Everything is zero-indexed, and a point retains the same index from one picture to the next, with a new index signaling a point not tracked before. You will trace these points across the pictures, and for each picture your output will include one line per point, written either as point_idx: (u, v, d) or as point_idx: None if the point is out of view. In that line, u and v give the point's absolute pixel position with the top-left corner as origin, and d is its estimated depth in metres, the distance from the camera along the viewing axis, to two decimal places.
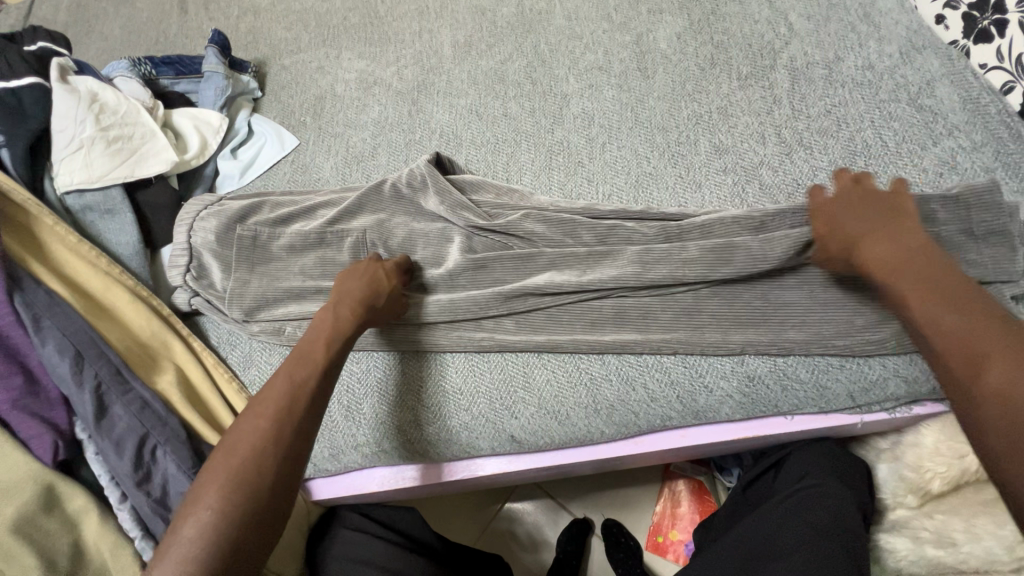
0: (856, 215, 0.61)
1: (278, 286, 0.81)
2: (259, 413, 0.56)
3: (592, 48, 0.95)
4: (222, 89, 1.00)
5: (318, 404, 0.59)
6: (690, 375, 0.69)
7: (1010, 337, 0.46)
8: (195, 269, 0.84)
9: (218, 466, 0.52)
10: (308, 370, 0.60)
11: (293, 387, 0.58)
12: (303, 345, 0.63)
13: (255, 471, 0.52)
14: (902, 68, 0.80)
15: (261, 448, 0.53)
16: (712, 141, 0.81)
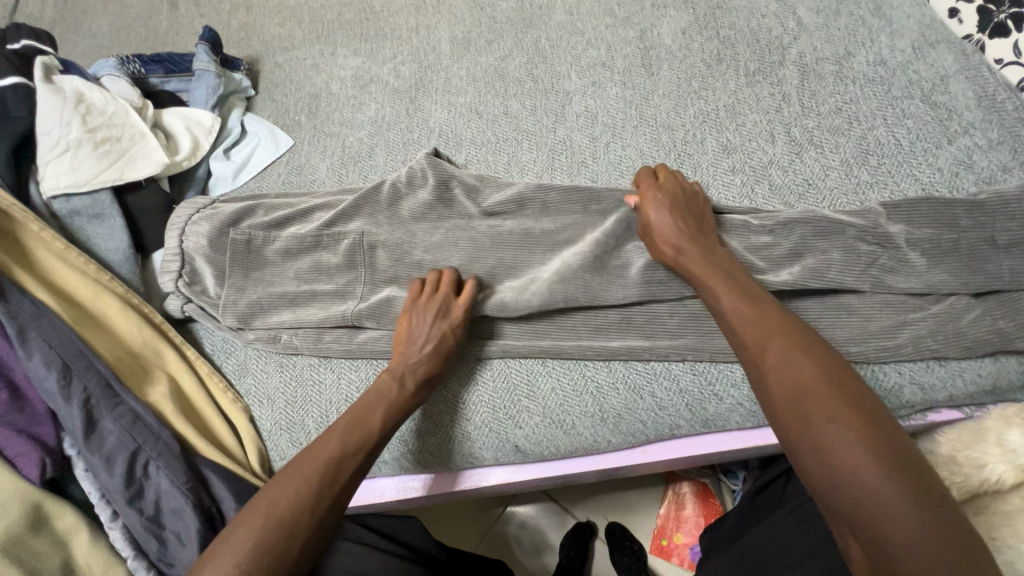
0: (667, 228, 0.66)
1: (273, 292, 0.79)
2: (306, 476, 0.57)
3: (594, 43, 0.93)
4: (213, 87, 0.97)
5: (360, 474, 0.60)
6: (700, 382, 0.67)
7: (833, 392, 0.48)
8: (187, 275, 0.81)
9: (257, 521, 0.53)
10: (359, 438, 0.61)
11: (340, 454, 0.59)
12: (361, 410, 0.64)
13: (288, 535, 0.53)
14: (915, 63, 0.78)
15: (301, 513, 0.55)
16: (719, 140, 0.79)
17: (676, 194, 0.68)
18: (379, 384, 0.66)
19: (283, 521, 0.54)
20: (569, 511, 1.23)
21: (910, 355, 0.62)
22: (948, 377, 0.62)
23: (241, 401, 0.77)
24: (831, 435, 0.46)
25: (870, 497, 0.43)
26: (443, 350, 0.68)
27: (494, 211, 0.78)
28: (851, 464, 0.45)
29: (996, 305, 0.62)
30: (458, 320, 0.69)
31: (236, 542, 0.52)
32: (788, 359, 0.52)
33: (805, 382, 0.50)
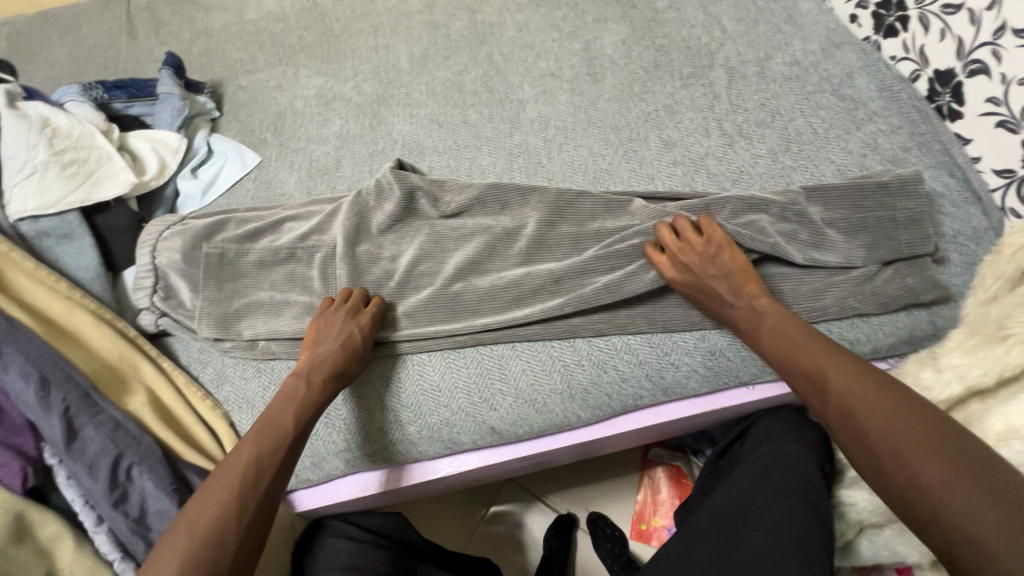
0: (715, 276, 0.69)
1: (250, 300, 0.82)
2: (221, 486, 0.59)
3: (543, 55, 1.00)
4: (178, 110, 1.00)
5: (283, 472, 0.63)
6: (657, 354, 0.73)
7: (852, 383, 0.56)
8: (161, 290, 0.83)
9: (182, 534, 0.55)
10: (276, 435, 0.64)
11: (256, 456, 0.62)
12: (271, 414, 0.66)
13: (219, 538, 0.55)
14: (824, 62, 0.88)
15: (228, 515, 0.57)
16: (660, 136, 0.87)
17: (716, 254, 0.70)
18: (285, 385, 0.69)
19: (209, 525, 0.56)
20: (550, 505, 1.27)
21: (837, 313, 0.70)
22: (871, 332, 0.70)
23: (220, 407, 0.79)
24: (886, 453, 0.51)
25: (932, 495, 0.47)
26: (342, 355, 0.71)
27: (459, 213, 0.83)
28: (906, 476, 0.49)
29: (902, 267, 0.70)
30: (365, 320, 0.73)
31: (165, 557, 0.54)
32: (841, 384, 0.57)
33: (862, 417, 0.54)
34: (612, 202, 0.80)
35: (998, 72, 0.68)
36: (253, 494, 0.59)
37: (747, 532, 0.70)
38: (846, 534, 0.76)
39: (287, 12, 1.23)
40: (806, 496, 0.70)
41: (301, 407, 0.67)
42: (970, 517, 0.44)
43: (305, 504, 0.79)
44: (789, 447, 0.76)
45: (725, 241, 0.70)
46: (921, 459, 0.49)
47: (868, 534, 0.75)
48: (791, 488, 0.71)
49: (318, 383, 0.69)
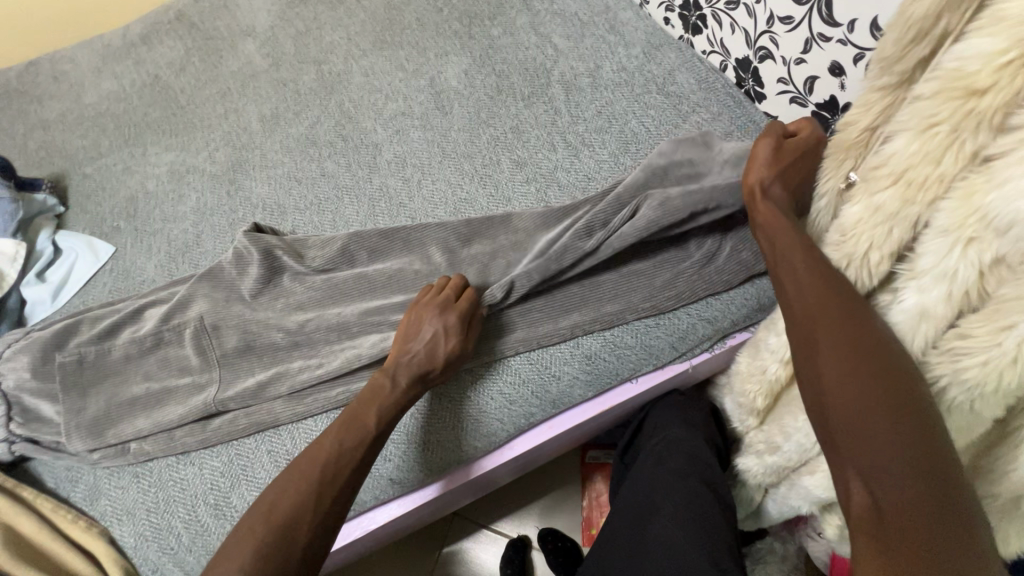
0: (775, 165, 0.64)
1: (120, 400, 0.76)
2: (303, 480, 0.61)
3: (392, 97, 1.02)
4: (11, 214, 0.92)
5: (357, 475, 0.63)
6: (537, 369, 0.74)
7: (823, 285, 0.51)
8: (18, 415, 0.75)
9: (259, 527, 0.57)
10: (360, 436, 0.65)
11: (333, 459, 0.63)
12: (355, 410, 0.66)
13: (285, 541, 0.56)
14: (648, 64, 0.94)
15: (299, 519, 0.58)
16: (511, 158, 0.89)
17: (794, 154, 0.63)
18: (377, 378, 0.69)
19: (285, 519, 0.57)
20: (501, 531, 1.25)
21: (690, 298, 0.74)
22: (724, 308, 0.75)
23: (97, 526, 0.72)
24: (852, 391, 0.46)
25: (875, 441, 0.44)
26: (421, 362, 0.68)
27: (324, 268, 0.82)
28: (868, 426, 0.45)
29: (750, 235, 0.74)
30: (456, 320, 0.69)
31: (237, 545, 0.56)
32: (823, 306, 0.50)
33: (821, 327, 0.49)
34: (475, 230, 0.81)
35: (779, 55, 0.76)
36: (326, 495, 0.61)
37: (649, 520, 0.71)
38: (754, 497, 0.81)
39: (127, 90, 1.18)
40: (699, 475, 0.73)
41: (382, 405, 0.67)
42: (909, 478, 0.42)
43: None
44: (680, 430, 0.80)
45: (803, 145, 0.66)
46: (877, 403, 0.45)
47: (770, 494, 0.79)
48: (683, 469, 0.75)
49: (405, 385, 0.68)
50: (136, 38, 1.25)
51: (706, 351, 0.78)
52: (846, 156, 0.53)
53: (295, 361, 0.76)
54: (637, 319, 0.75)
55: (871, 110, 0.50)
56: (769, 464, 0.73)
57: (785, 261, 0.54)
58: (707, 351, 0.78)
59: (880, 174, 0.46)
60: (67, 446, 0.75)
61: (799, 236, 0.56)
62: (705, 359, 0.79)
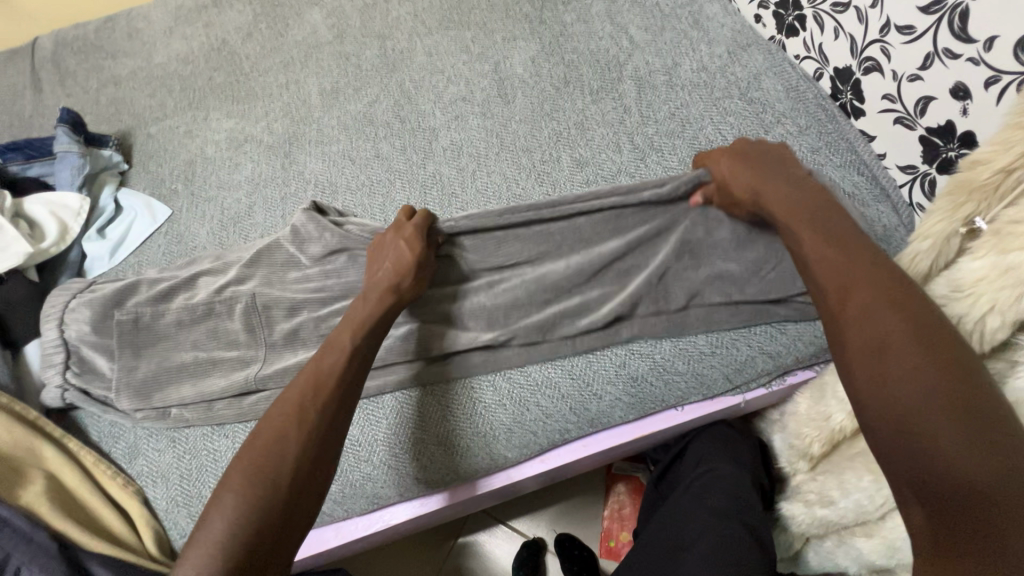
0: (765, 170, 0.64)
1: (169, 365, 0.77)
2: (288, 408, 0.57)
3: (453, 80, 0.98)
4: (79, 167, 0.96)
5: (344, 390, 0.60)
6: (579, 385, 0.70)
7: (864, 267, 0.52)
8: (75, 365, 0.78)
9: (246, 454, 0.55)
10: (337, 354, 0.62)
11: (316, 378, 0.60)
12: (331, 335, 0.64)
13: (275, 462, 0.54)
14: (732, 66, 0.87)
15: (285, 439, 0.56)
16: (572, 156, 0.85)
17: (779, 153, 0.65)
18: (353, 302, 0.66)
19: (270, 439, 0.55)
20: (518, 529, 1.24)
21: (753, 330, 0.69)
22: (789, 343, 0.70)
23: (133, 484, 0.74)
24: (900, 376, 0.45)
25: (924, 428, 0.43)
26: (387, 271, 0.67)
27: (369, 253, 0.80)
28: (916, 411, 0.44)
29: None
30: (413, 234, 0.68)
31: (231, 469, 0.55)
32: (858, 293, 0.51)
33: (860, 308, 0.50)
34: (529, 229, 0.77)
35: (889, 68, 0.67)
36: (313, 406, 0.58)
37: (682, 562, 0.67)
38: (793, 544, 0.75)
39: (195, 52, 1.19)
40: (738, 518, 0.68)
41: (357, 323, 0.64)
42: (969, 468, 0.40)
43: None
44: (724, 465, 0.75)
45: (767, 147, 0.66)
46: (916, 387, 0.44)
47: (814, 545, 0.73)
48: (724, 509, 0.70)
49: (376, 297, 0.65)
50: (207, 1, 1.25)
51: (762, 386, 0.73)
52: (965, 200, 0.48)
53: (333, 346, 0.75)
54: (691, 343, 0.70)
55: (1011, 148, 0.44)
56: (817, 518, 0.67)
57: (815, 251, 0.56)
58: (763, 387, 0.73)
59: (1020, 232, 0.43)
60: (115, 403, 0.76)
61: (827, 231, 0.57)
62: (760, 395, 0.73)
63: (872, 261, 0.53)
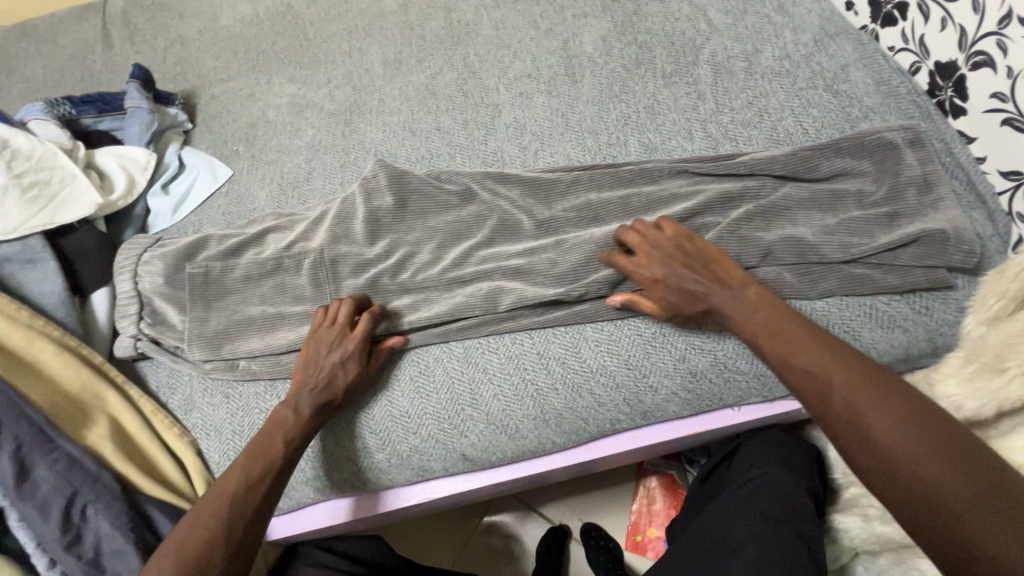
0: (685, 268, 0.64)
1: (240, 319, 0.77)
2: (210, 515, 0.60)
3: (520, 55, 0.96)
4: (147, 124, 0.98)
5: (269, 499, 0.62)
6: (635, 376, 0.69)
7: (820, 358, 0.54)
8: (148, 316, 0.79)
9: (170, 562, 0.57)
10: (248, 466, 0.63)
11: (240, 486, 0.62)
12: (261, 436, 0.65)
13: (198, 572, 0.56)
14: (818, 55, 0.82)
15: (213, 550, 0.58)
16: (641, 140, 0.82)
17: (678, 246, 0.66)
18: (274, 413, 0.67)
19: (195, 548, 0.58)
20: (543, 514, 1.23)
21: (824, 334, 0.66)
22: (863, 351, 0.66)
23: (188, 435, 0.76)
24: (903, 444, 0.47)
25: (937, 491, 0.44)
26: (337, 380, 0.68)
27: (427, 225, 0.79)
28: (925, 478, 0.45)
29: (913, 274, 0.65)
30: (349, 347, 0.68)
31: (155, 569, 0.57)
32: (831, 372, 0.53)
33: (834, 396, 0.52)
34: (596, 210, 0.75)
35: (1004, 65, 0.62)
36: (240, 517, 0.60)
37: (727, 562, 0.66)
38: (841, 557, 0.72)
39: (260, 15, 1.19)
40: (790, 525, 0.66)
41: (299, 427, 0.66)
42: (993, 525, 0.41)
43: (277, 532, 0.77)
44: (776, 471, 0.73)
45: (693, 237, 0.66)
46: (922, 455, 0.46)
47: (864, 560, 0.71)
48: (774, 514, 0.68)
49: (298, 416, 0.66)
50: None
51: None
52: None
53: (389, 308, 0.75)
54: None
55: None
56: (875, 533, 0.66)
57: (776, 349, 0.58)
58: None
59: None
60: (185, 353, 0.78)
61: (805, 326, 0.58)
62: None
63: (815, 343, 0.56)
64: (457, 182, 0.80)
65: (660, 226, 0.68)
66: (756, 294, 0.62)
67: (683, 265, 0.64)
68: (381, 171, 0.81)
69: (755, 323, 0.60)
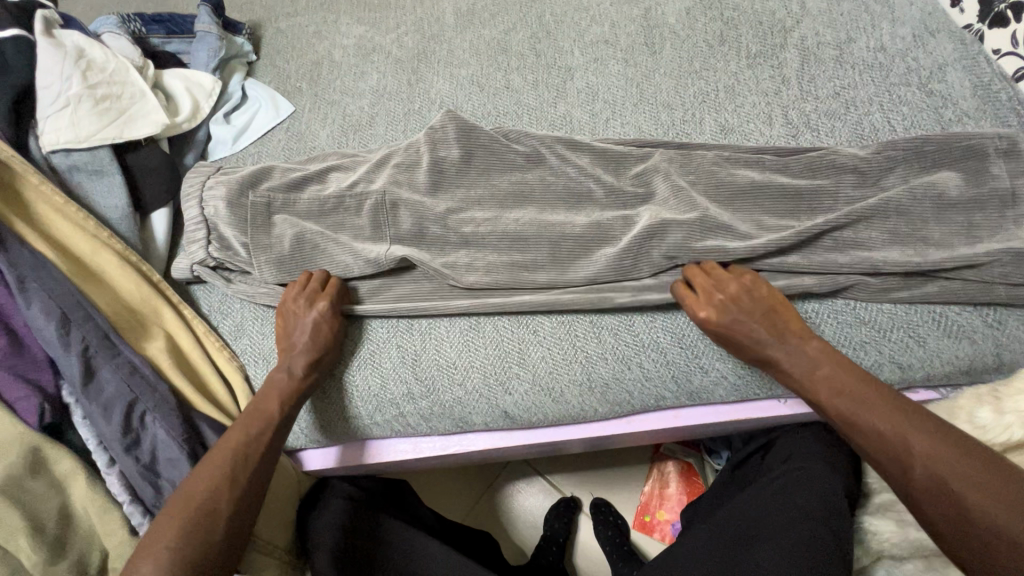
0: (742, 314, 0.63)
1: (311, 253, 0.76)
2: (213, 467, 0.59)
3: (598, 20, 0.93)
4: (215, 51, 0.97)
5: (272, 454, 0.63)
6: (686, 355, 0.69)
7: (845, 378, 0.59)
8: (216, 241, 0.79)
9: (178, 513, 0.56)
10: (254, 424, 0.63)
11: (246, 440, 0.62)
12: (259, 400, 0.66)
13: (211, 519, 0.56)
14: (915, 51, 0.78)
15: (219, 497, 0.57)
16: (717, 120, 0.80)
17: (745, 284, 0.65)
18: (271, 375, 0.68)
19: (204, 496, 0.57)
20: (555, 484, 1.22)
21: (887, 337, 0.65)
22: (924, 357, 0.65)
23: (237, 359, 0.78)
24: (937, 455, 0.53)
25: (963, 497, 0.51)
26: (322, 336, 0.69)
27: (492, 181, 0.78)
28: (956, 487, 0.52)
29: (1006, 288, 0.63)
30: (327, 305, 0.70)
31: (160, 527, 0.55)
32: (854, 393, 0.58)
33: (867, 416, 0.57)
34: (674, 184, 0.72)
35: None
36: (242, 469, 0.60)
37: (756, 551, 0.68)
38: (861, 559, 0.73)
39: None
40: (824, 519, 0.67)
41: (287, 399, 0.66)
42: (1010, 514, 0.49)
43: (312, 463, 0.79)
44: (816, 467, 0.72)
45: (746, 276, 0.66)
46: (948, 459, 0.53)
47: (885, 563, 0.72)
48: (810, 508, 0.68)
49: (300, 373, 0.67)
50: None
51: None
52: None
53: (455, 258, 0.74)
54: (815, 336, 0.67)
55: None
56: (910, 538, 0.68)
57: (807, 374, 0.61)
58: None
59: None
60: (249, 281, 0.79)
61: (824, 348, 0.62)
62: None
63: (842, 364, 0.60)
64: (526, 142, 0.79)
65: (701, 273, 0.67)
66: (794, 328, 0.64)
67: (746, 299, 0.64)
68: (449, 122, 0.79)
69: (783, 355, 0.62)
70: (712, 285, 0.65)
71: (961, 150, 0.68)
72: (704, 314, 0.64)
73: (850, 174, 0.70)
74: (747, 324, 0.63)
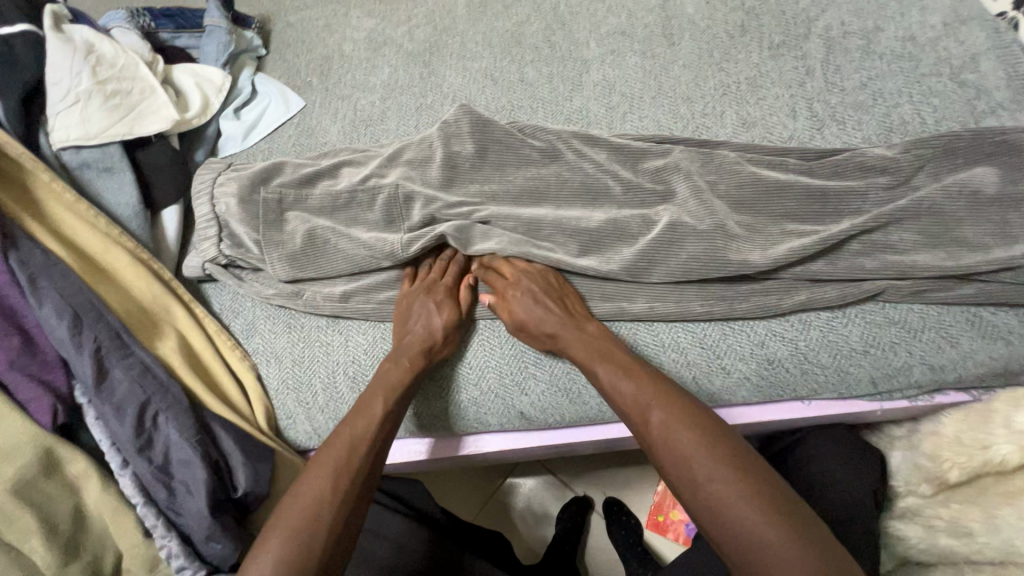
0: (537, 312, 0.66)
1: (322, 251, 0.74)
2: (323, 470, 0.57)
3: (614, 11, 0.91)
4: (225, 45, 0.96)
5: (377, 455, 0.60)
6: (708, 356, 0.67)
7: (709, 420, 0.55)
8: (228, 239, 0.78)
9: (283, 518, 0.54)
10: (366, 423, 0.61)
11: (350, 441, 0.59)
12: (365, 397, 0.63)
13: (312, 525, 0.53)
14: (946, 40, 0.76)
15: (331, 502, 0.55)
16: (738, 113, 0.78)
17: (547, 277, 0.69)
18: (379, 370, 0.66)
19: (313, 499, 0.55)
20: (567, 483, 1.21)
21: (918, 337, 0.63)
22: (957, 359, 0.63)
23: (248, 359, 0.77)
24: (734, 507, 0.49)
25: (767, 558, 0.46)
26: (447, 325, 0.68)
27: (507, 177, 0.76)
28: (772, 549, 0.46)
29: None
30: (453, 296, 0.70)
31: (273, 532, 0.53)
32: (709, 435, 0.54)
33: (688, 456, 0.53)
34: (695, 180, 0.70)
35: None
36: (348, 471, 0.57)
37: None
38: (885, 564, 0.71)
39: None
40: (849, 527, 0.65)
41: (385, 394, 0.64)
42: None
43: None
44: (841, 471, 0.71)
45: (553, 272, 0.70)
46: (742, 506, 0.49)
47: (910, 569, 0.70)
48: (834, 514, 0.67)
49: (407, 363, 0.66)
50: None
51: (906, 398, 0.67)
52: None
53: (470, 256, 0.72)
54: (842, 336, 0.65)
55: None
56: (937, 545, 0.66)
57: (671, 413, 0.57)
58: (906, 399, 0.67)
59: None
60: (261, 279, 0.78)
61: (641, 377, 0.60)
62: (900, 407, 0.68)
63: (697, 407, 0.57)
64: (541, 137, 0.77)
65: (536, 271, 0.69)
66: (596, 328, 0.66)
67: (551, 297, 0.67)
68: (463, 117, 0.77)
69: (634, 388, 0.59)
70: (542, 285, 0.68)
71: (997, 146, 0.65)
72: (511, 294, 0.68)
73: (879, 170, 0.67)
74: (549, 321, 0.65)
